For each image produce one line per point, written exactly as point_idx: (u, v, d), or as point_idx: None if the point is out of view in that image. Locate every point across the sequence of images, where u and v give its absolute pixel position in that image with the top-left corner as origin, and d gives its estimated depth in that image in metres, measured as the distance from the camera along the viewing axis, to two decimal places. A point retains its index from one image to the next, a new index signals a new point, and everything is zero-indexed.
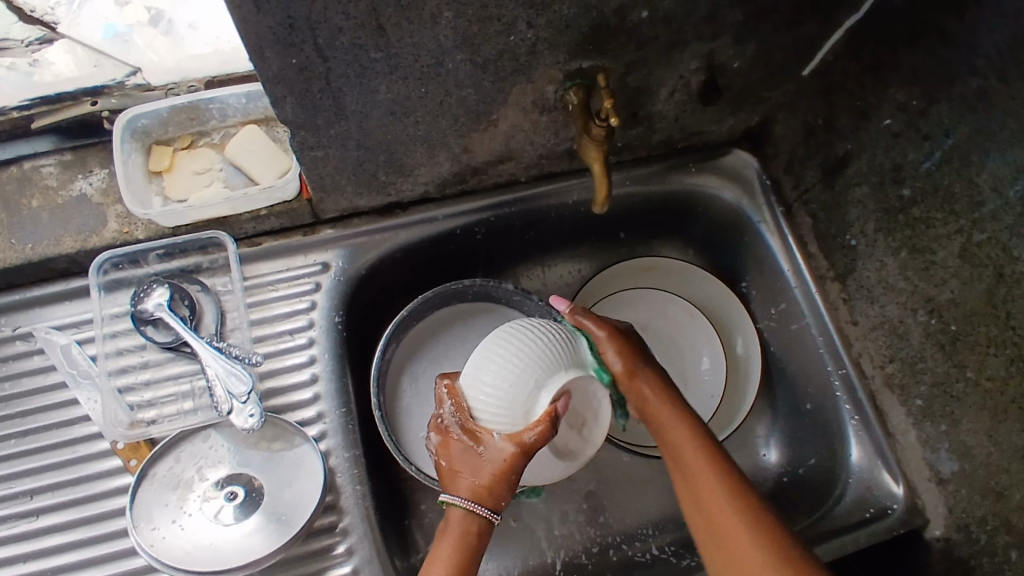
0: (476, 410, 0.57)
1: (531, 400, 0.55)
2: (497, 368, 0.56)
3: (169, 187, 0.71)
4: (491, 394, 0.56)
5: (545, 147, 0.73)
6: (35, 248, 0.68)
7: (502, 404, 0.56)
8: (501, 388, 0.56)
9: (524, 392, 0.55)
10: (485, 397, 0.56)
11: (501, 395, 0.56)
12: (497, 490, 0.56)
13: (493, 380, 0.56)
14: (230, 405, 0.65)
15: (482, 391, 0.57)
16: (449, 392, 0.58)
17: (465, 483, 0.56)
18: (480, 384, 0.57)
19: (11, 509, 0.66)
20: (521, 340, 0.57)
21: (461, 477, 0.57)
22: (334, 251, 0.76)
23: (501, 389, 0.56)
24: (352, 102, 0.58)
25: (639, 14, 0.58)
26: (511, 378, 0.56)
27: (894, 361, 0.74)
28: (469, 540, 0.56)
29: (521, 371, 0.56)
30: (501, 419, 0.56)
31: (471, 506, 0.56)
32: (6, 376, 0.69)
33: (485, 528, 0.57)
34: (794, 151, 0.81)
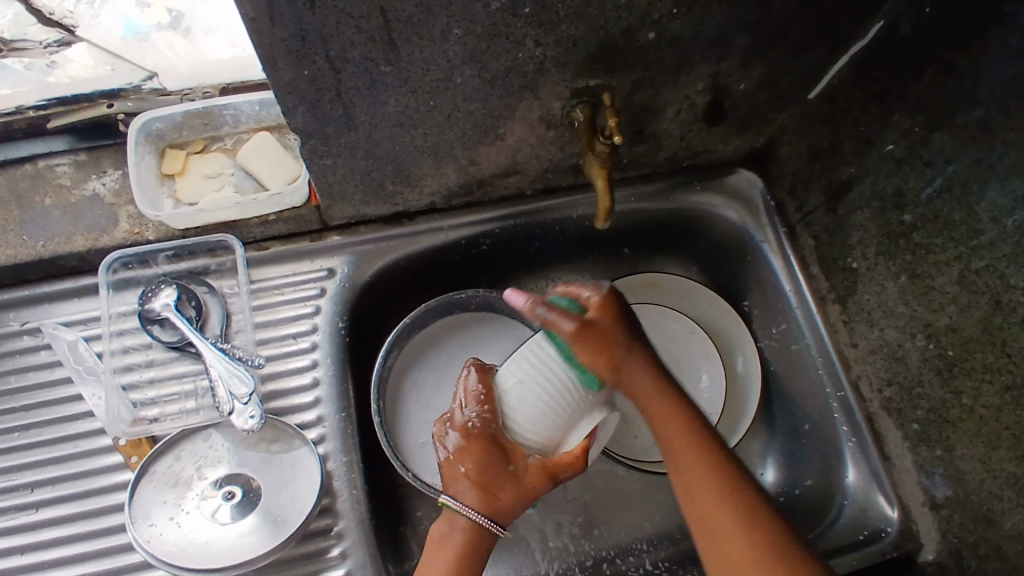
0: (512, 420, 0.58)
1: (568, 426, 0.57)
2: (541, 388, 0.56)
3: (181, 189, 0.72)
4: (532, 411, 0.57)
5: (551, 161, 0.74)
6: (47, 245, 0.70)
7: (540, 424, 0.57)
8: (543, 407, 0.57)
9: (565, 418, 0.57)
10: (526, 411, 0.57)
11: (544, 416, 0.57)
12: (508, 508, 0.59)
13: (535, 407, 0.56)
14: (231, 406, 0.66)
15: (522, 406, 0.57)
16: (484, 395, 0.58)
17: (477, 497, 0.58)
18: (520, 398, 0.57)
19: (10, 501, 0.67)
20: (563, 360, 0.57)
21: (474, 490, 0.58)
22: (340, 257, 0.77)
23: (544, 411, 0.57)
24: (361, 114, 0.59)
25: (646, 36, 0.59)
26: (555, 402, 0.56)
27: (893, 385, 0.74)
28: (469, 552, 0.58)
29: (564, 397, 0.56)
30: (537, 438, 0.58)
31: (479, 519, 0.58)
32: (13, 369, 0.71)
33: (489, 541, 0.59)
34: (798, 172, 0.81)
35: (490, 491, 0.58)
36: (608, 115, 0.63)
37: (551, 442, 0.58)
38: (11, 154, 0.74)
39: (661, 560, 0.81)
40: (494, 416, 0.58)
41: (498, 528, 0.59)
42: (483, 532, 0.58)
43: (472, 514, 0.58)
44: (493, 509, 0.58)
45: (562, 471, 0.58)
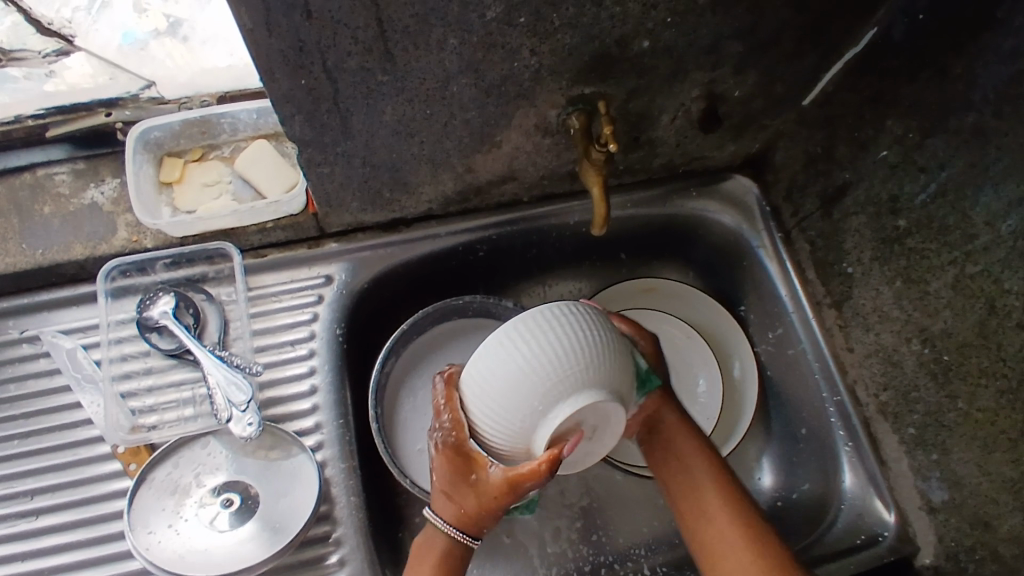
0: (474, 417, 0.53)
1: (530, 430, 0.51)
2: (499, 387, 0.51)
3: (179, 198, 0.72)
4: (490, 412, 0.51)
5: (547, 168, 0.75)
6: (46, 253, 0.70)
7: (500, 428, 0.51)
8: (500, 408, 0.51)
9: (523, 420, 0.50)
10: (486, 413, 0.52)
11: (505, 412, 0.51)
12: (475, 520, 0.57)
13: (497, 400, 0.51)
14: (230, 413, 0.66)
15: (484, 400, 0.52)
16: (448, 402, 0.54)
17: (448, 508, 0.57)
18: (483, 392, 0.52)
19: (10, 508, 0.67)
20: (532, 350, 0.51)
21: (446, 501, 0.57)
22: (338, 264, 0.77)
23: (502, 410, 0.51)
24: (359, 122, 0.60)
25: (641, 44, 0.60)
26: (511, 401, 0.50)
27: (889, 389, 0.74)
28: (447, 563, 0.59)
29: (523, 396, 0.50)
30: (502, 441, 0.52)
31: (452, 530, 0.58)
32: (12, 377, 0.71)
33: (465, 552, 0.60)
34: (793, 178, 0.82)
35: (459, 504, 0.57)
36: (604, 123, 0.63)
37: (517, 448, 0.52)
38: (10, 163, 0.74)
39: (659, 565, 0.81)
40: (455, 423, 0.54)
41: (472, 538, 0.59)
42: (456, 544, 0.59)
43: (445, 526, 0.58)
44: (463, 522, 0.57)
45: (530, 483, 0.52)
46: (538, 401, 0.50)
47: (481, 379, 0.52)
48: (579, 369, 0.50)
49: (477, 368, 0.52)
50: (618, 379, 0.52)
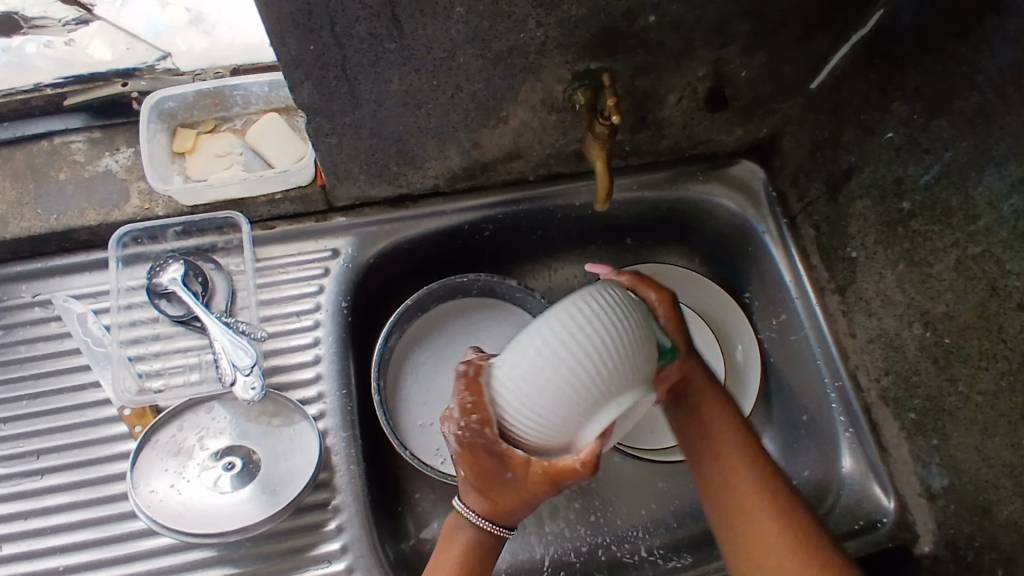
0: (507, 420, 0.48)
1: (580, 429, 0.47)
2: (552, 387, 0.46)
3: (191, 167, 0.73)
4: (536, 412, 0.47)
5: (554, 147, 0.75)
6: (61, 219, 0.72)
7: (547, 428, 0.47)
8: (546, 413, 0.47)
9: (568, 410, 0.46)
10: (523, 414, 0.47)
11: (545, 403, 0.46)
12: (513, 514, 0.55)
13: (540, 401, 0.46)
14: (234, 377, 0.67)
15: (520, 402, 0.47)
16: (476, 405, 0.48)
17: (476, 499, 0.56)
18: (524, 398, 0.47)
19: (17, 467, 0.69)
20: (577, 348, 0.47)
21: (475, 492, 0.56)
22: (345, 239, 0.78)
23: (535, 410, 0.47)
24: (367, 91, 0.61)
25: (647, 19, 0.60)
26: (565, 400, 0.46)
27: (891, 374, 0.74)
28: (473, 554, 0.58)
29: (572, 393, 0.46)
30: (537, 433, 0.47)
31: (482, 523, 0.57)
32: (24, 339, 0.73)
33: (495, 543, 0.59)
34: (800, 162, 0.82)
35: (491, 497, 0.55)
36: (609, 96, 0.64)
37: (555, 449, 0.48)
38: (28, 130, 0.76)
39: (656, 547, 0.82)
40: (484, 425, 0.48)
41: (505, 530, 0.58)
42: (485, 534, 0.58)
43: (476, 517, 0.57)
44: (496, 515, 0.56)
45: (568, 480, 0.48)
46: (589, 389, 0.46)
47: (519, 376, 0.47)
48: (633, 360, 0.48)
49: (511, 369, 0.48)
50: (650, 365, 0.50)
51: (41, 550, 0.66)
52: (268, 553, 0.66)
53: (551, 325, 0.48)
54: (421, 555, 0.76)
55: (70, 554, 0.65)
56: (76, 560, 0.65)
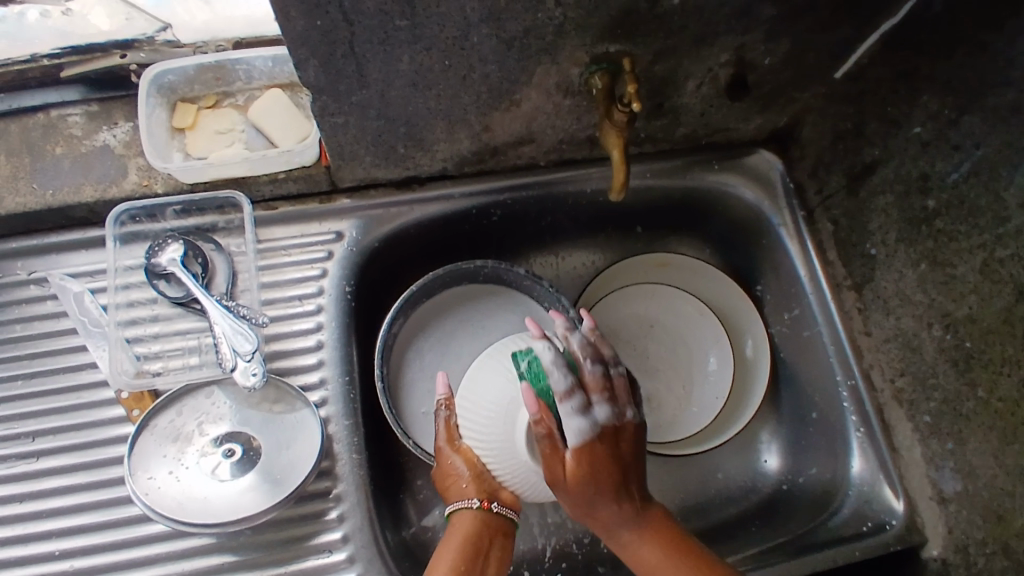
0: (464, 426, 0.61)
1: (511, 447, 0.58)
2: (478, 404, 0.59)
3: (191, 145, 0.71)
4: (471, 430, 0.60)
5: (566, 132, 0.73)
6: (56, 195, 0.69)
7: (485, 440, 0.59)
8: (480, 427, 0.59)
9: (496, 425, 0.58)
10: (466, 428, 0.61)
11: (485, 418, 0.59)
12: (477, 485, 0.63)
13: (479, 413, 0.59)
14: (235, 362, 0.65)
15: (469, 413, 0.60)
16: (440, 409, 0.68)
17: (451, 487, 0.64)
18: (471, 411, 0.60)
19: (12, 448, 0.67)
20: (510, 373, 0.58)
21: (450, 484, 0.65)
22: (350, 221, 0.76)
23: (478, 421, 0.59)
24: (375, 71, 0.58)
25: (671, 2, 0.57)
26: (490, 417, 0.59)
27: (907, 375, 0.73)
28: (469, 536, 0.62)
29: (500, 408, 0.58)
30: (476, 437, 0.60)
31: (463, 505, 0.63)
32: (19, 318, 0.71)
33: (479, 523, 0.63)
34: (819, 154, 0.79)
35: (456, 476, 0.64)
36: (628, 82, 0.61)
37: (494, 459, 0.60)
38: (23, 102, 0.73)
39: None
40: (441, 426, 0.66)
41: (474, 502, 0.63)
42: (467, 515, 0.63)
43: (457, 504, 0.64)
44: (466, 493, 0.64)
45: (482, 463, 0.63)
46: (507, 407, 0.58)
47: (461, 404, 0.61)
48: None
49: (466, 382, 0.61)
50: None
51: (36, 534, 0.65)
52: (269, 541, 0.66)
53: (498, 355, 0.60)
54: (422, 543, 0.75)
55: (66, 539, 0.64)
56: (72, 545, 0.64)
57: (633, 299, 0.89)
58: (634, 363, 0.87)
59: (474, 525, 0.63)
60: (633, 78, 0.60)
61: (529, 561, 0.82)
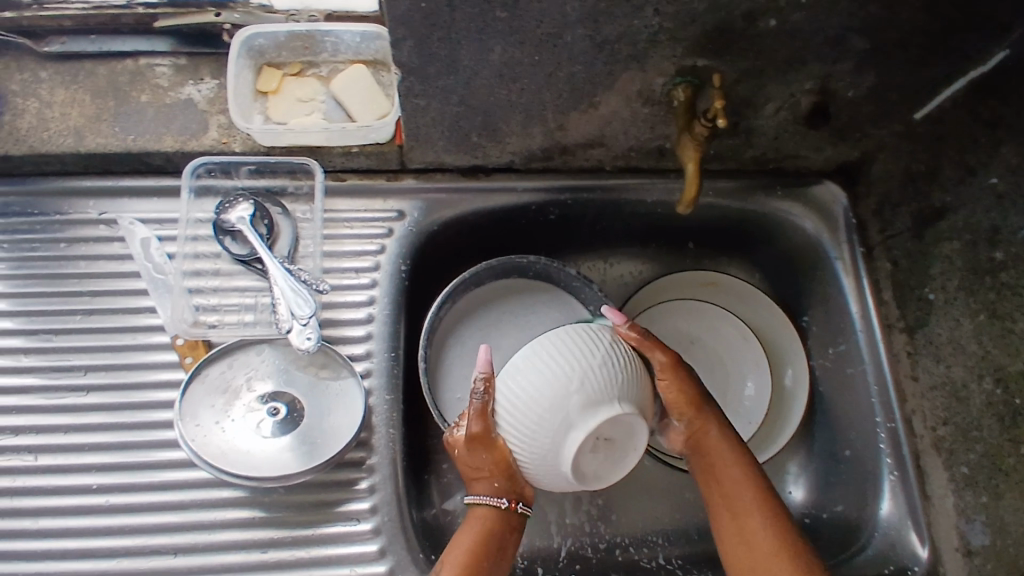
0: (502, 416, 0.59)
1: (550, 444, 0.57)
2: (523, 403, 0.58)
3: (272, 108, 0.72)
4: (511, 421, 0.58)
5: (638, 140, 0.73)
6: (136, 141, 0.71)
7: (521, 441, 0.58)
8: (523, 420, 0.57)
9: (543, 421, 0.57)
10: (504, 417, 0.59)
11: (531, 414, 0.57)
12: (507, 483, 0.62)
13: (527, 404, 0.57)
14: (290, 324, 0.67)
15: (512, 403, 0.58)
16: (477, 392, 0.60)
17: (477, 480, 0.63)
18: (516, 401, 0.58)
19: (66, 380, 0.70)
20: (568, 369, 0.57)
21: (475, 476, 0.63)
22: (412, 202, 0.77)
23: (523, 414, 0.57)
24: (466, 58, 0.59)
25: (767, 23, 0.57)
26: (537, 412, 0.57)
27: (950, 424, 0.74)
28: (489, 531, 0.62)
29: (552, 403, 0.57)
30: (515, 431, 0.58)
31: (488, 499, 0.62)
32: (85, 255, 0.73)
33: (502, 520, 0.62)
34: (887, 193, 0.79)
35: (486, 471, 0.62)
36: (716, 97, 0.61)
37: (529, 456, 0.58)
38: (115, 47, 0.75)
39: (675, 557, 0.84)
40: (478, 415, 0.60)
41: (503, 501, 0.62)
42: (490, 510, 0.62)
43: (482, 497, 0.62)
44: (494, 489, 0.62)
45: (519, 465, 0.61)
46: (555, 402, 0.57)
47: (504, 390, 0.59)
48: (615, 385, 0.57)
49: (512, 370, 0.59)
50: (635, 397, 0.58)
51: (77, 466, 0.68)
52: (301, 503, 0.68)
53: (554, 347, 0.59)
54: (441, 527, 0.76)
55: (105, 474, 0.67)
56: (111, 480, 0.67)
57: (676, 314, 0.89)
58: None
59: (498, 521, 0.62)
60: (722, 96, 0.61)
61: (543, 559, 0.83)
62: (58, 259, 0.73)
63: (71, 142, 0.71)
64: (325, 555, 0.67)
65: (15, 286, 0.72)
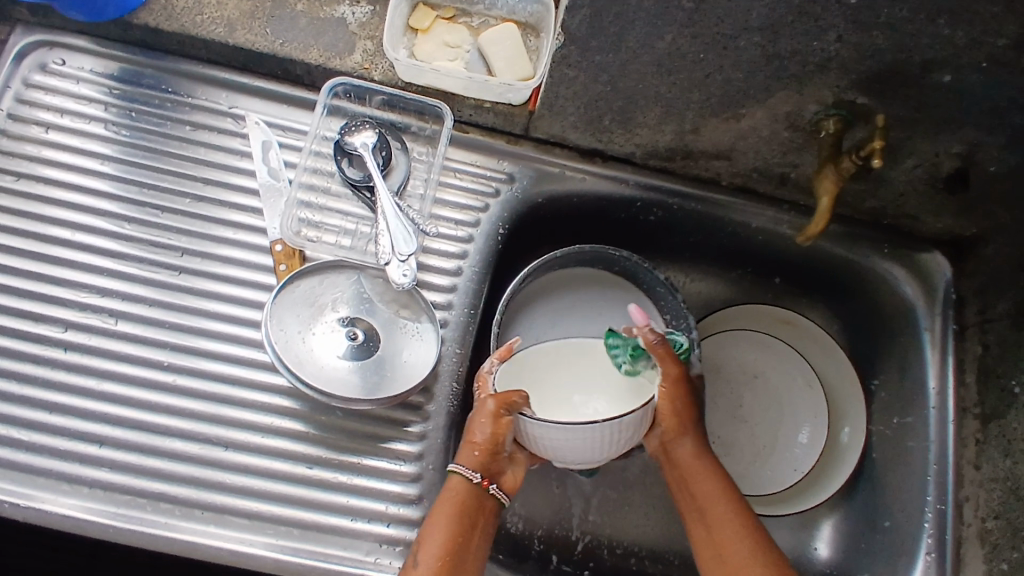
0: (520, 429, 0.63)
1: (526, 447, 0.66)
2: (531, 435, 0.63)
3: (418, 47, 0.72)
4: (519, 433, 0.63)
5: (765, 161, 0.73)
6: (283, 46, 0.72)
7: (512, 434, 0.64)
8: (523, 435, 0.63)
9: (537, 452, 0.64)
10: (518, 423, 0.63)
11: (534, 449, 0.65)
12: (499, 472, 0.65)
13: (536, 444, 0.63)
14: (390, 258, 0.68)
15: (533, 436, 0.62)
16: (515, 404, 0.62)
17: (474, 457, 0.64)
18: (534, 438, 0.62)
19: (162, 257, 0.72)
20: (579, 458, 0.62)
21: (473, 450, 0.64)
22: (523, 169, 0.78)
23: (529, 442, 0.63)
24: (632, 40, 0.59)
25: (942, 77, 0.56)
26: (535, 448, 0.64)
27: (1001, 519, 0.72)
28: (468, 512, 0.63)
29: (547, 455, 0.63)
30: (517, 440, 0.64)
31: (476, 478, 0.64)
32: (205, 143, 0.75)
33: (481, 506, 0.64)
34: (996, 276, 0.75)
35: (489, 457, 0.64)
36: (874, 137, 0.60)
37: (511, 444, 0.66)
38: None
39: None
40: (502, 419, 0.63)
41: (476, 476, 0.64)
42: (475, 493, 0.64)
43: (470, 474, 0.64)
44: (486, 473, 0.64)
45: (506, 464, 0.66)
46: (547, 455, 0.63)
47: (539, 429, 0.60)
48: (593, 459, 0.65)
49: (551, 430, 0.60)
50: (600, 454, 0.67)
51: (155, 340, 0.71)
52: (353, 430, 0.70)
53: (596, 438, 0.59)
54: None
55: (177, 354, 0.70)
56: (181, 362, 0.70)
57: (746, 344, 0.89)
58: (725, 405, 0.87)
59: (469, 503, 0.63)
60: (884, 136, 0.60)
61: (557, 548, 0.83)
62: (180, 141, 0.75)
63: (223, 32, 0.72)
64: (362, 485, 0.69)
65: (135, 156, 0.74)
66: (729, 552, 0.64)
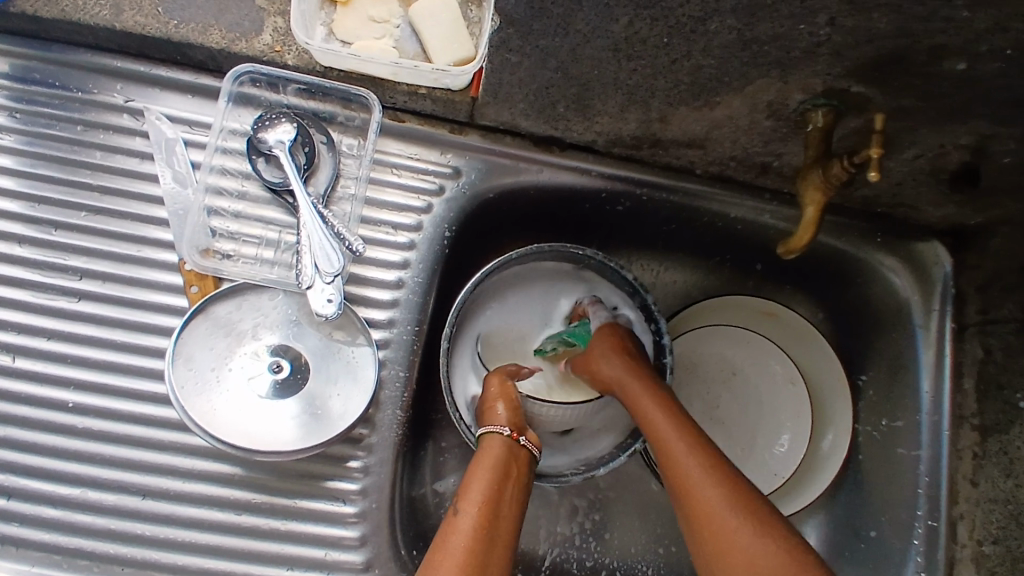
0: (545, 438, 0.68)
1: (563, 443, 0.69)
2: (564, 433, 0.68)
3: (338, 24, 0.61)
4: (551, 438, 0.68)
5: (744, 150, 0.63)
6: (180, 28, 0.60)
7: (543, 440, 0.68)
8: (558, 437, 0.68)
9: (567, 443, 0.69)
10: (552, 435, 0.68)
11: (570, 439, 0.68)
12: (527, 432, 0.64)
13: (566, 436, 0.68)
14: (313, 281, 0.60)
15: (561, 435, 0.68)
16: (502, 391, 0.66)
17: (500, 415, 0.63)
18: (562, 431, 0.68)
19: (58, 281, 0.63)
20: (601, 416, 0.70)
21: (498, 411, 0.64)
22: (470, 161, 0.68)
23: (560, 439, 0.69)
24: (582, 22, 0.49)
25: (955, 65, 0.46)
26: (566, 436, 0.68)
27: (999, 545, 0.67)
28: (508, 469, 0.60)
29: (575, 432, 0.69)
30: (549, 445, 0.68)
31: (510, 434, 0.62)
32: (101, 145, 0.64)
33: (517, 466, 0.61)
34: (1002, 271, 0.68)
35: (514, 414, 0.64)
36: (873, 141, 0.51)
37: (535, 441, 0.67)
38: None
39: None
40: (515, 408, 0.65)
41: (505, 429, 0.62)
42: (510, 449, 0.61)
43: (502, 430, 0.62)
44: (516, 426, 0.63)
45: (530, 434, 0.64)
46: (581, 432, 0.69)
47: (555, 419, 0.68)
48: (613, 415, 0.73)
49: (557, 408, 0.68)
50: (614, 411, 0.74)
51: (58, 378, 0.62)
52: (287, 470, 0.63)
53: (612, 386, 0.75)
54: (426, 509, 0.71)
55: (84, 393, 0.62)
56: (89, 401, 0.62)
57: (726, 339, 0.81)
58: (702, 409, 0.80)
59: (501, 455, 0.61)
60: (884, 140, 0.49)
61: (523, 565, 0.79)
62: (71, 143, 0.64)
63: (109, 15, 0.60)
64: (299, 531, 0.63)
65: (20, 163, 0.64)
66: (695, 491, 0.55)
